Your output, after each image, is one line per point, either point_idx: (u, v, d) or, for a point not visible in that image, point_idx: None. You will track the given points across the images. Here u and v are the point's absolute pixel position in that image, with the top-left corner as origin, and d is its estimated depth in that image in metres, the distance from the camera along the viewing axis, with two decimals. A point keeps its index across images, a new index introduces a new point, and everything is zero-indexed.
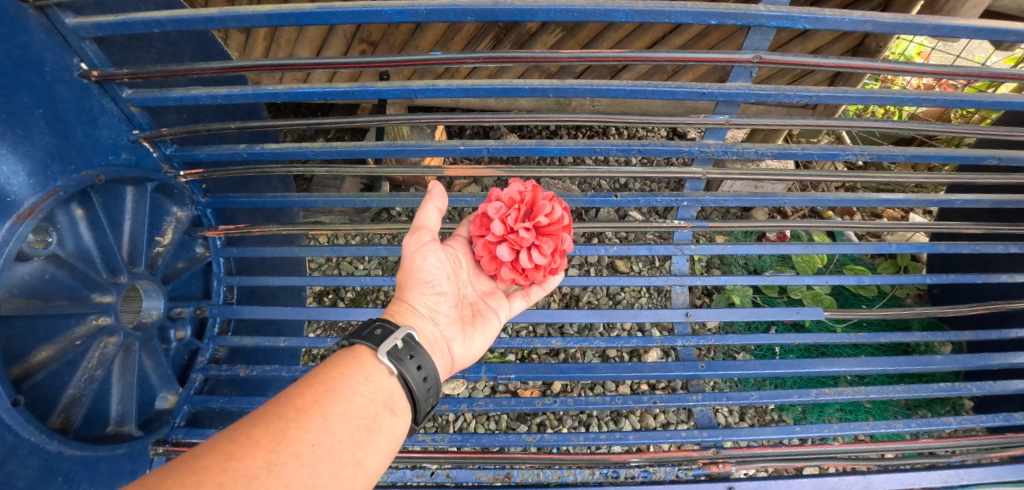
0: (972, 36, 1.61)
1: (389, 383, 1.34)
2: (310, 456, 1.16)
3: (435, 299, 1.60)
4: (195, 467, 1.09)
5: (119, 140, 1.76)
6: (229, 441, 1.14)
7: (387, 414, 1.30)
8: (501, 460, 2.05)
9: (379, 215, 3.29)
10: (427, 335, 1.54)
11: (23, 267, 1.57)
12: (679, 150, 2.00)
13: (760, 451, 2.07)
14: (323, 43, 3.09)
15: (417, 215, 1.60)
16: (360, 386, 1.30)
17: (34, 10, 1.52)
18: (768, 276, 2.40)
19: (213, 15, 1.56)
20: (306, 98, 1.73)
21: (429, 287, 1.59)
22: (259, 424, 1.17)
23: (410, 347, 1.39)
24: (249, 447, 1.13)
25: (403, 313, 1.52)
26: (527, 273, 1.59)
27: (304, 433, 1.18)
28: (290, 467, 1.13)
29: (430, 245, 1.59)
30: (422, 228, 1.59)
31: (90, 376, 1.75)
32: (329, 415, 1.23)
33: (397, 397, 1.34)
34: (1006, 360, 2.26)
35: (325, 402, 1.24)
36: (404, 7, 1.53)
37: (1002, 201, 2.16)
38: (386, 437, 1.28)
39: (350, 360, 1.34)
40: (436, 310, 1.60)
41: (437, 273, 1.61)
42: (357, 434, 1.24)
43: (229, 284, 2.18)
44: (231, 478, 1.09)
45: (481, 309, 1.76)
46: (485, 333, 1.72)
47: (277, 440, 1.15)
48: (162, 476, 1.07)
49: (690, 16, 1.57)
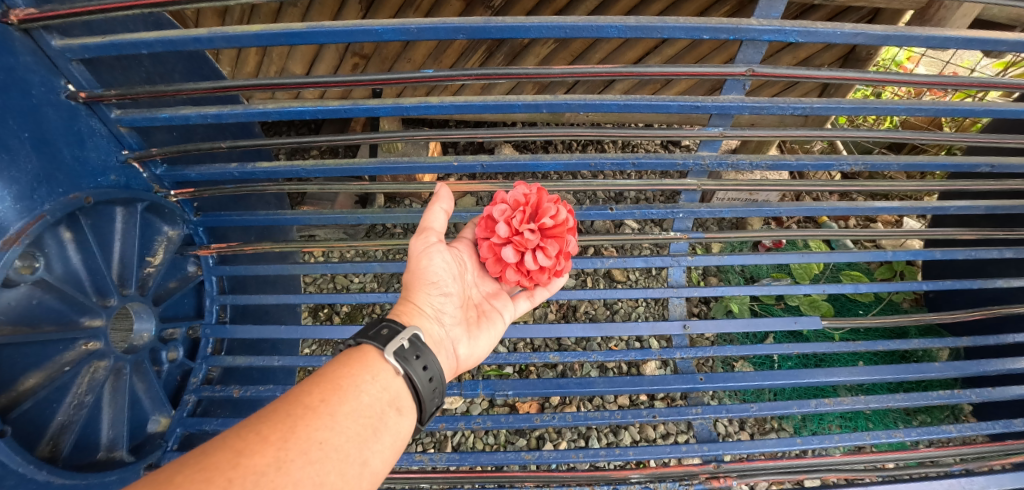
0: (963, 46, 1.61)
1: (395, 383, 1.32)
2: (318, 454, 1.13)
3: (441, 299, 1.58)
4: (204, 464, 1.06)
5: (108, 161, 1.73)
6: (238, 438, 1.10)
7: (393, 413, 1.28)
8: (500, 478, 2.03)
9: (373, 229, 3.27)
10: (433, 335, 1.51)
11: (9, 293, 1.54)
12: (674, 162, 1.99)
13: (761, 465, 2.05)
14: (316, 58, 3.09)
15: (423, 217, 1.60)
16: (367, 385, 1.27)
17: (19, 32, 1.49)
18: (767, 285, 2.38)
19: (202, 36, 1.53)
20: (297, 117, 1.71)
21: (435, 288, 1.57)
22: (268, 421, 1.14)
23: (417, 346, 1.36)
24: (258, 444, 1.10)
25: (409, 313, 1.49)
26: (531, 275, 1.57)
27: (312, 431, 1.15)
28: (298, 464, 1.10)
29: (437, 246, 1.58)
30: (429, 229, 1.58)
31: (80, 401, 1.71)
32: (337, 414, 1.20)
33: (403, 396, 1.31)
34: (1005, 366, 2.25)
35: (332, 401, 1.21)
36: (394, 25, 1.53)
37: (995, 207, 2.16)
38: (391, 436, 1.25)
39: (357, 359, 1.32)
40: (442, 310, 1.57)
41: (443, 274, 1.59)
42: (364, 432, 1.21)
43: (222, 303, 2.15)
44: (240, 475, 1.06)
45: (485, 310, 1.74)
46: (490, 334, 1.70)
47: (286, 437, 1.12)
48: (173, 472, 1.04)
49: (683, 31, 1.57)
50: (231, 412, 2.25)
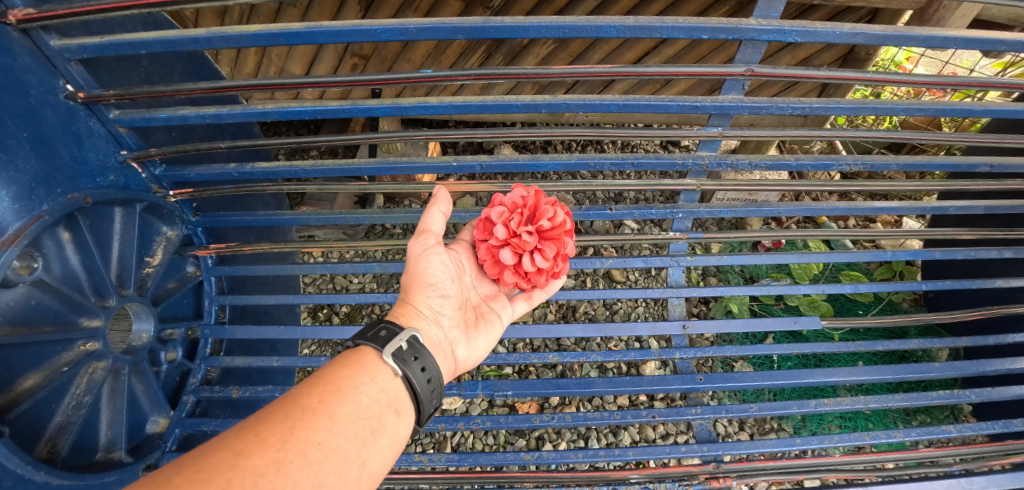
0: (962, 46, 1.61)
1: (394, 385, 1.31)
2: (317, 455, 1.13)
3: (439, 301, 1.58)
4: (203, 464, 1.06)
5: (107, 161, 1.73)
6: (237, 438, 1.10)
7: (392, 415, 1.28)
8: (500, 479, 2.02)
9: (373, 229, 3.27)
10: (432, 337, 1.51)
11: (7, 294, 1.54)
12: (674, 163, 1.99)
13: (760, 465, 2.05)
14: (315, 59, 3.09)
15: (422, 219, 1.59)
16: (366, 386, 1.27)
17: (18, 32, 1.49)
18: (766, 285, 2.37)
19: (200, 36, 1.53)
20: (296, 117, 1.71)
21: (434, 289, 1.57)
22: (267, 422, 1.14)
23: (415, 348, 1.36)
24: (257, 445, 1.10)
25: (408, 314, 1.48)
26: (530, 277, 1.57)
27: (311, 432, 1.15)
28: (298, 465, 1.10)
29: (435, 249, 1.57)
30: (427, 231, 1.57)
31: (78, 402, 1.71)
32: (336, 415, 1.19)
33: (402, 397, 1.31)
34: (1004, 366, 2.25)
35: (331, 402, 1.21)
36: (393, 25, 1.52)
37: (995, 207, 2.16)
38: (390, 437, 1.25)
39: (356, 361, 1.31)
40: (440, 312, 1.57)
41: (442, 276, 1.59)
42: (363, 434, 1.20)
43: (221, 303, 2.15)
44: (239, 475, 1.06)
45: (484, 312, 1.74)
46: (488, 335, 1.70)
47: (284, 438, 1.12)
48: (172, 472, 1.04)
49: (682, 31, 1.57)
50: (230, 413, 2.24)
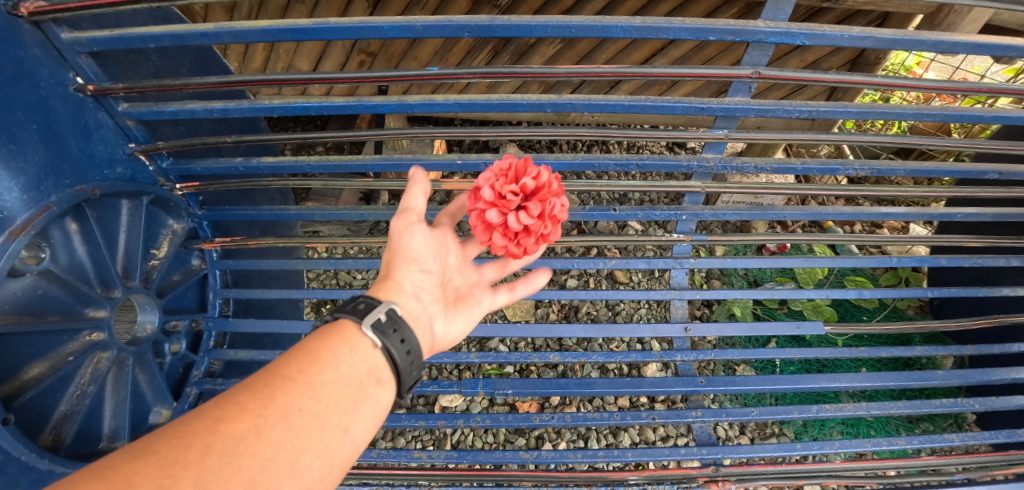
0: (972, 52, 1.58)
1: (375, 355, 1.28)
2: (297, 420, 1.11)
3: (420, 276, 1.49)
4: (181, 431, 1.05)
5: (114, 154, 1.75)
6: (215, 406, 1.09)
7: (373, 384, 1.24)
8: (498, 477, 2.00)
9: (377, 226, 3.28)
10: (411, 310, 1.41)
11: (15, 283, 1.55)
12: (678, 164, 1.98)
13: (760, 469, 2.04)
14: (322, 55, 3.11)
15: (403, 195, 1.50)
16: (347, 356, 1.24)
17: (29, 25, 1.50)
18: (769, 289, 2.35)
19: (209, 31, 1.54)
20: (301, 113, 1.71)
21: (415, 264, 1.48)
22: (245, 390, 1.12)
23: (394, 320, 1.31)
24: (236, 412, 1.09)
25: (386, 288, 1.40)
26: (517, 239, 1.48)
27: (291, 398, 1.13)
28: (277, 430, 1.09)
29: (417, 222, 1.48)
30: (408, 208, 1.49)
31: (82, 392, 1.72)
32: (316, 382, 1.17)
33: (384, 367, 1.27)
34: (1009, 376, 2.23)
35: (311, 371, 1.18)
36: (399, 23, 1.52)
37: (1003, 214, 2.14)
38: (374, 406, 1.22)
39: (335, 331, 1.28)
40: (421, 288, 1.48)
41: (423, 251, 1.50)
42: (344, 401, 1.18)
43: (225, 297, 2.17)
44: (218, 440, 1.05)
45: (465, 294, 1.65)
46: (468, 317, 1.61)
47: (263, 405, 1.11)
48: (150, 440, 1.04)
49: (689, 32, 1.56)
50: None
